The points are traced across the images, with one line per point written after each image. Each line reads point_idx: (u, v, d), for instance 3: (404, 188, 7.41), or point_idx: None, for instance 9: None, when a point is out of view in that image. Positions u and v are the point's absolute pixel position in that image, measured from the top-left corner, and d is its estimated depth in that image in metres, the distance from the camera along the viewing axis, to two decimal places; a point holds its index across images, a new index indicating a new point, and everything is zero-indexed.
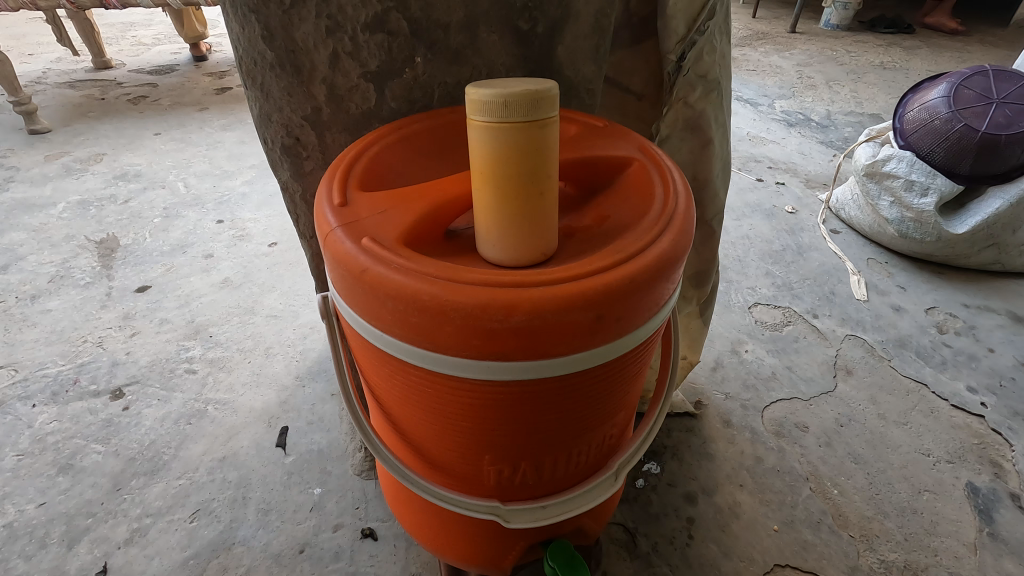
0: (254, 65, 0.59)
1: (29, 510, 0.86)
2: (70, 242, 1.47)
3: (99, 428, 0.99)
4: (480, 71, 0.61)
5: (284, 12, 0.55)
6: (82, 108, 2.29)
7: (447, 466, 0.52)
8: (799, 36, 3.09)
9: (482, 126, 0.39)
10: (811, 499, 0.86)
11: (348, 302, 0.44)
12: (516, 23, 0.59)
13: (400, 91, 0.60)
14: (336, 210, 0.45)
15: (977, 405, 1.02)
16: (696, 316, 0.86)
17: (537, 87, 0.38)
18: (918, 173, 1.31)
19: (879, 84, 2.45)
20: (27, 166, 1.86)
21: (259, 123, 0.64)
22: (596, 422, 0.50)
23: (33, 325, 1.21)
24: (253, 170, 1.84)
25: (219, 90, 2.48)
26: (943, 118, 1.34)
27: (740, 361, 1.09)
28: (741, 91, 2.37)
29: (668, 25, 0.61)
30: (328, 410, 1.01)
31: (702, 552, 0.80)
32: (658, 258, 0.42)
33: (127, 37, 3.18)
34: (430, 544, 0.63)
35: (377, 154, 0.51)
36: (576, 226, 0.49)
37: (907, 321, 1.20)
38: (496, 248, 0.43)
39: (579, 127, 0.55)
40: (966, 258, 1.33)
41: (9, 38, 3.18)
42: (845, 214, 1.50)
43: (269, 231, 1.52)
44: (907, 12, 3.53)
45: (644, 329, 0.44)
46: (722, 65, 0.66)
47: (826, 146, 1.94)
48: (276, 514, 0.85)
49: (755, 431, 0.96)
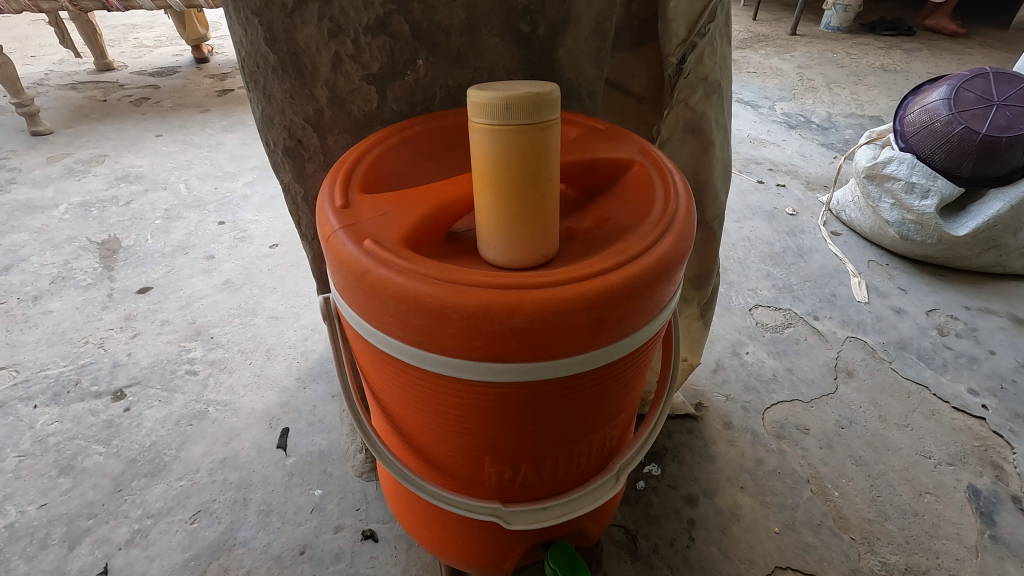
0: (256, 68, 0.59)
1: (30, 512, 0.86)
2: (71, 243, 1.48)
3: (100, 429, 0.99)
4: (481, 74, 0.61)
5: (286, 15, 0.55)
6: (84, 110, 2.29)
7: (447, 467, 0.52)
8: (800, 39, 3.10)
9: (483, 128, 0.39)
10: (812, 502, 0.86)
11: (350, 303, 0.44)
12: (516, 26, 0.59)
13: (402, 93, 0.60)
14: (338, 212, 0.45)
15: (978, 408, 1.02)
16: (696, 318, 0.86)
17: (538, 90, 0.38)
18: (918, 175, 1.31)
19: (879, 87, 2.45)
20: (29, 168, 1.86)
21: (261, 125, 0.64)
22: (597, 424, 0.50)
23: (34, 326, 1.22)
24: (254, 171, 1.85)
25: (220, 92, 2.49)
26: (944, 120, 1.34)
27: (741, 363, 1.09)
28: (741, 93, 2.37)
29: (668, 28, 0.61)
30: (328, 411, 1.01)
31: (703, 555, 0.80)
32: (659, 259, 0.42)
33: (129, 40, 3.19)
34: (431, 545, 0.63)
35: (378, 157, 0.52)
36: (577, 227, 0.49)
37: (908, 323, 1.20)
38: (497, 249, 0.44)
39: (579, 130, 0.55)
40: (967, 260, 1.33)
41: (12, 40, 3.19)
42: (846, 216, 1.50)
43: (270, 233, 1.53)
44: (907, 15, 3.53)
45: (644, 331, 0.44)
46: (723, 67, 0.67)
47: (827, 148, 1.94)
48: (276, 516, 0.85)
49: (755, 433, 0.96)
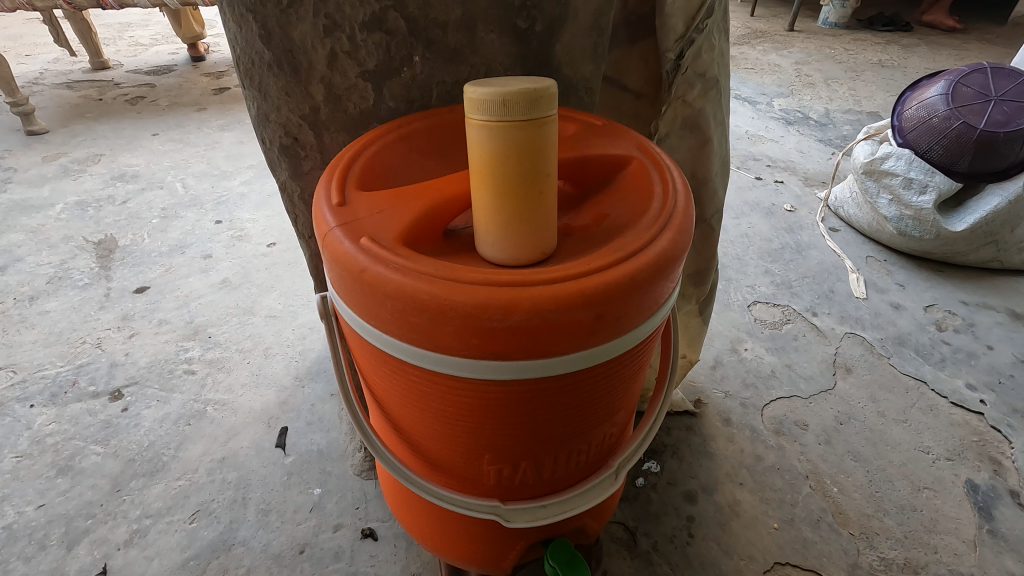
0: (251, 66, 0.59)
1: (29, 512, 0.86)
2: (68, 243, 1.47)
3: (98, 429, 0.99)
4: (478, 71, 0.61)
5: (281, 11, 0.54)
6: (79, 109, 2.28)
7: (446, 465, 0.52)
8: (797, 35, 3.09)
9: (480, 125, 0.38)
10: (811, 497, 0.86)
11: (347, 302, 0.44)
12: (514, 22, 0.59)
13: (398, 90, 0.60)
14: (335, 210, 0.45)
15: (976, 403, 1.02)
16: (695, 315, 0.86)
17: (536, 86, 0.38)
18: (916, 171, 1.31)
19: (878, 82, 2.44)
20: (25, 168, 1.85)
21: (257, 123, 0.64)
22: (596, 421, 0.49)
23: (32, 326, 1.21)
24: (251, 170, 1.84)
25: (217, 90, 2.48)
26: (941, 115, 1.33)
27: (740, 360, 1.09)
28: (739, 90, 2.37)
29: (666, 23, 0.61)
30: (327, 410, 1.01)
31: (703, 551, 0.80)
32: (658, 255, 0.42)
33: (124, 38, 3.17)
34: (431, 544, 0.63)
35: (375, 154, 0.51)
36: (574, 224, 0.49)
37: (906, 319, 1.20)
38: (495, 246, 0.43)
39: (576, 126, 0.55)
40: (965, 255, 1.33)
41: (6, 39, 3.17)
42: (844, 212, 1.51)
43: (267, 232, 1.52)
44: (905, 10, 3.53)
45: (643, 327, 0.44)
46: (721, 63, 0.66)
47: (825, 144, 1.94)
48: (275, 515, 0.85)
49: (754, 429, 0.96)
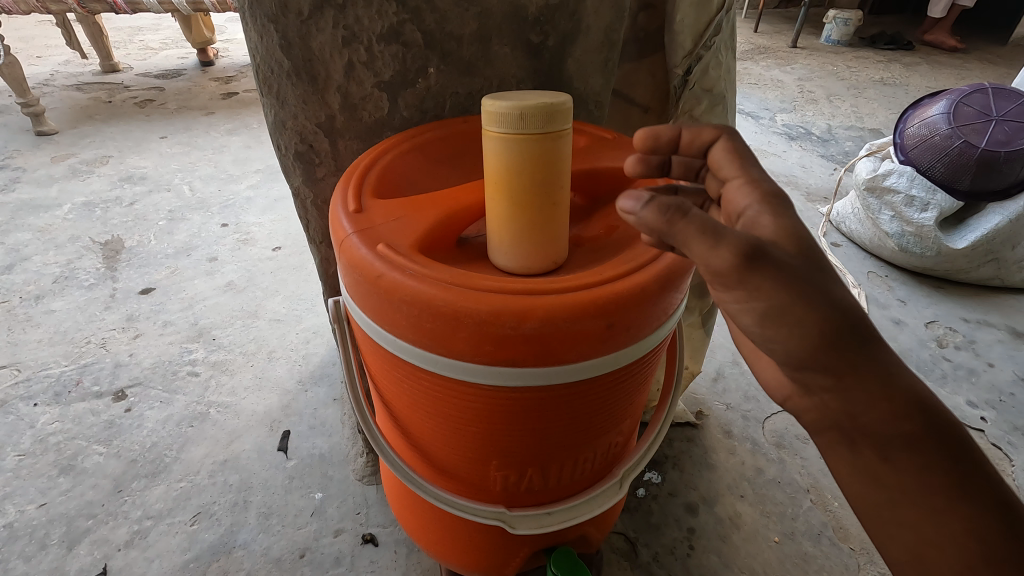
0: (270, 74, 0.60)
1: (30, 511, 0.86)
2: (75, 243, 1.48)
3: (100, 429, 0.99)
4: (491, 83, 0.62)
5: (301, 22, 0.56)
6: (88, 111, 2.30)
7: (453, 470, 0.52)
8: (800, 51, 3.12)
9: (497, 137, 0.39)
10: (811, 512, 0.87)
11: (362, 307, 0.45)
12: (527, 37, 0.60)
13: (412, 100, 0.61)
14: (351, 216, 0.46)
15: (977, 420, 1.02)
16: (698, 326, 0.87)
17: (552, 101, 0.39)
18: (918, 188, 1.32)
19: (880, 100, 2.47)
20: (33, 168, 1.86)
21: (273, 129, 0.65)
22: (603, 428, 0.50)
23: (36, 325, 1.22)
24: (257, 174, 1.85)
25: (225, 95, 2.50)
26: (943, 134, 1.31)
27: (742, 372, 1.10)
28: (743, 104, 2.39)
29: (675, 40, 0.62)
30: (329, 414, 1.01)
31: (703, 563, 0.80)
32: (668, 267, 0.42)
33: (135, 42, 3.21)
34: (436, 551, 0.63)
35: (390, 163, 0.52)
36: (584, 235, 0.50)
37: (907, 334, 1.21)
38: (507, 255, 0.44)
39: (587, 139, 0.56)
40: (966, 272, 1.34)
41: (19, 41, 3.20)
42: (845, 227, 1.52)
43: (273, 236, 1.53)
44: (908, 30, 3.57)
45: (651, 338, 0.45)
46: (728, 79, 0.68)
47: (827, 160, 1.95)
48: (276, 519, 0.85)
49: (755, 442, 0.96)
